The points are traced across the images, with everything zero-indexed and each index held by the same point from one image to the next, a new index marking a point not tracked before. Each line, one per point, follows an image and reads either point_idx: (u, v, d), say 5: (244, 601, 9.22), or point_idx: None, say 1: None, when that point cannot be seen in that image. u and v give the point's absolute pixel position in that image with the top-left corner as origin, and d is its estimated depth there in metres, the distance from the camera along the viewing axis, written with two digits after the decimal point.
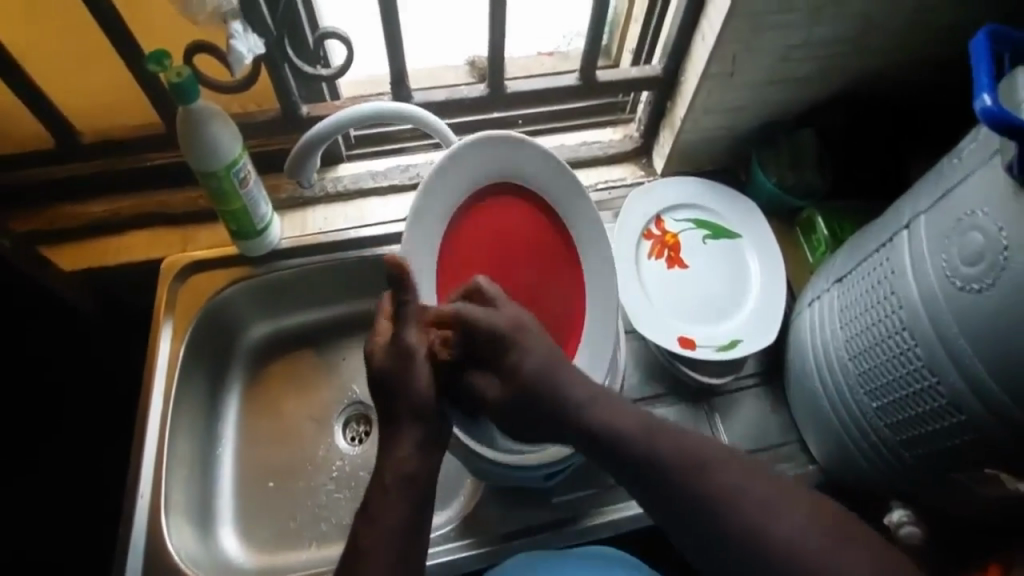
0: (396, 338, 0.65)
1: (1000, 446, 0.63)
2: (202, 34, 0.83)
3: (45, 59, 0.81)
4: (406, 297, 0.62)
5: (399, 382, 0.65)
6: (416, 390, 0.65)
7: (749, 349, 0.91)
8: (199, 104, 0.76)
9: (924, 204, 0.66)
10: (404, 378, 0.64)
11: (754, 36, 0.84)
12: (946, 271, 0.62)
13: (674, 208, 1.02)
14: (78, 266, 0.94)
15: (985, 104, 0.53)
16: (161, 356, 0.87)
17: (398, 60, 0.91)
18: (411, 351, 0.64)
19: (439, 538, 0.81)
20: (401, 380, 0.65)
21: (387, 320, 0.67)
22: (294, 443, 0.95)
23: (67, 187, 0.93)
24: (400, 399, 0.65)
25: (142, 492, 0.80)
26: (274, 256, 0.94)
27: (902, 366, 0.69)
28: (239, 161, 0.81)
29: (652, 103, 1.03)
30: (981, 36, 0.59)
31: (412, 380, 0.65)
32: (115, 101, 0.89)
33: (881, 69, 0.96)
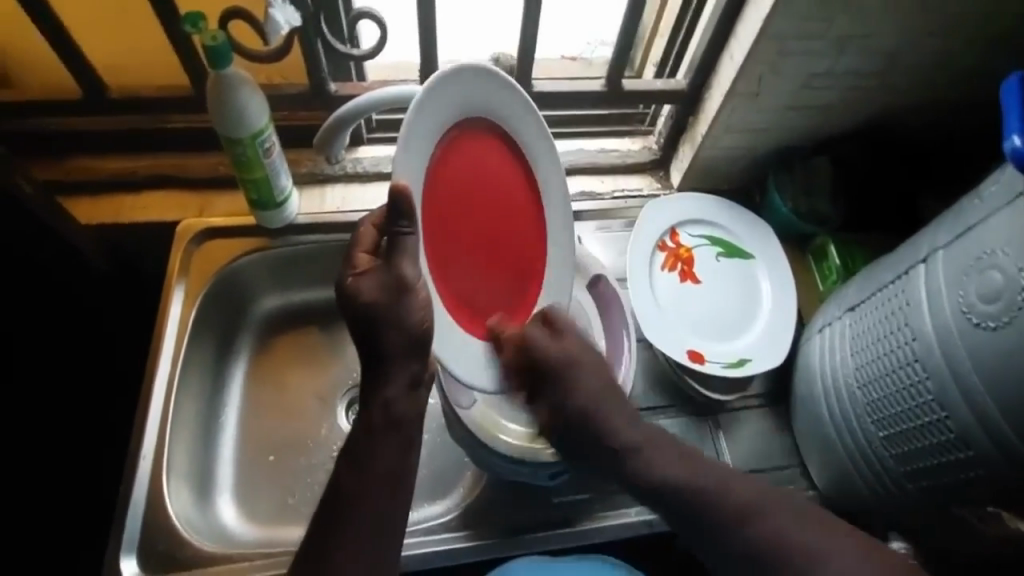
0: (388, 271, 0.59)
1: (1004, 483, 0.65)
2: (238, 0, 0.82)
3: (76, 9, 0.80)
4: (404, 228, 0.57)
5: (390, 317, 0.59)
6: (407, 322, 0.60)
7: (756, 369, 0.93)
8: (232, 70, 0.75)
9: (944, 239, 0.67)
10: (394, 314, 0.59)
11: (784, 59, 0.85)
12: (963, 307, 0.63)
13: (689, 222, 1.03)
14: (94, 221, 0.93)
15: (1015, 145, 0.55)
16: (172, 317, 0.87)
17: (429, 48, 0.91)
18: (404, 285, 0.59)
19: (439, 528, 0.82)
20: (389, 314, 0.60)
21: (368, 254, 0.62)
22: (297, 419, 0.94)
23: (87, 140, 0.92)
24: (387, 331, 0.60)
25: (143, 454, 0.79)
26: (291, 229, 0.94)
27: (912, 398, 0.70)
28: (266, 131, 0.80)
29: (674, 116, 1.04)
30: (1013, 80, 0.61)
31: (403, 314, 0.59)
32: (143, 59, 0.88)
33: (901, 106, 0.98)
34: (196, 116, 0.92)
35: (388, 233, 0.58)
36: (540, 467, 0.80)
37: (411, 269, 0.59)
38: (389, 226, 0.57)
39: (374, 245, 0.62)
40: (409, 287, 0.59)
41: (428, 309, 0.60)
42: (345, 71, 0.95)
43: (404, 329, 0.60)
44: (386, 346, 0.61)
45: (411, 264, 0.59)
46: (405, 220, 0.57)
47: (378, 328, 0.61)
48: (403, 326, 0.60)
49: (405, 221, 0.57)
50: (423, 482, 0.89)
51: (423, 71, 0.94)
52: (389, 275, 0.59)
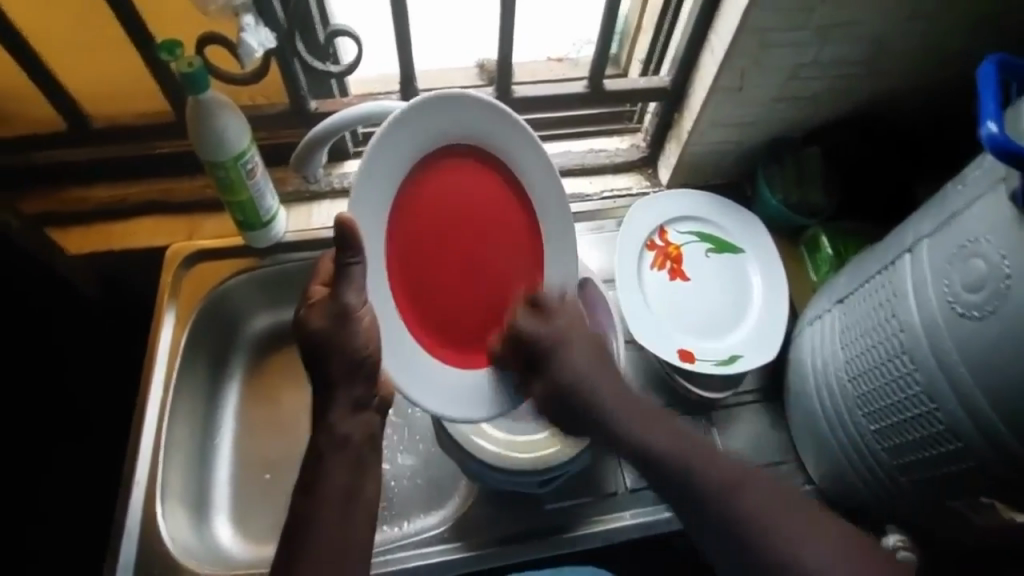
0: (334, 300, 0.62)
1: (995, 476, 0.64)
2: (213, 25, 0.82)
3: (55, 44, 0.81)
4: (351, 259, 0.60)
5: (335, 344, 0.63)
6: (352, 348, 0.63)
7: (747, 365, 0.92)
8: (209, 95, 0.75)
9: (928, 229, 0.66)
10: (340, 339, 0.63)
11: (764, 52, 0.84)
12: (947, 297, 0.62)
13: (678, 220, 1.02)
14: (84, 250, 0.94)
15: (991, 131, 0.53)
16: (163, 341, 0.88)
17: (407, 60, 0.90)
18: (350, 312, 0.62)
19: (432, 539, 0.83)
20: (336, 342, 0.63)
21: (323, 286, 0.66)
22: (292, 437, 0.95)
23: (74, 172, 0.93)
24: (332, 358, 0.64)
25: (137, 480, 0.81)
26: (279, 248, 0.95)
27: (902, 391, 0.69)
28: (247, 153, 0.81)
29: (660, 114, 1.03)
30: (989, 63, 0.59)
31: (351, 340, 0.63)
32: (125, 87, 0.89)
33: (889, 91, 0.96)
34: (179, 140, 0.92)
35: (336, 263, 0.60)
36: (531, 475, 0.80)
37: (355, 297, 0.62)
38: (338, 259, 0.60)
39: (330, 277, 0.67)
40: (352, 315, 0.62)
41: (371, 334, 0.63)
42: (327, 88, 0.95)
43: (347, 356, 0.63)
44: (332, 369, 0.64)
45: (354, 291, 0.62)
46: (349, 250, 0.59)
47: (327, 355, 0.64)
48: (349, 352, 0.63)
49: (350, 253, 0.59)
50: (418, 492, 0.89)
51: (402, 83, 0.94)
52: (338, 304, 0.62)
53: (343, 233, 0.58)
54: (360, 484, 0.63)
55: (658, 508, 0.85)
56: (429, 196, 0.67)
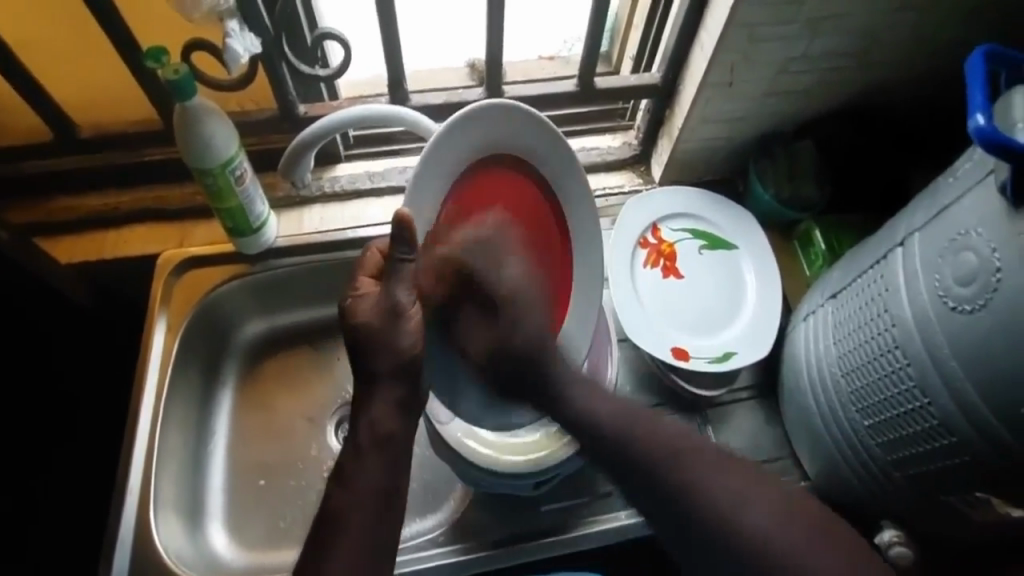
0: (384, 296, 0.62)
1: (988, 469, 0.63)
2: (199, 31, 0.82)
3: (42, 53, 0.81)
4: (405, 256, 0.59)
5: (383, 342, 0.62)
6: (399, 347, 0.62)
7: (741, 362, 0.92)
8: (195, 101, 0.75)
9: (919, 222, 0.65)
10: (386, 338, 0.62)
11: (753, 47, 0.84)
12: (939, 291, 0.61)
13: (670, 217, 1.01)
14: (76, 259, 0.94)
15: (979, 123, 0.53)
16: (155, 349, 0.88)
17: (395, 62, 0.90)
18: (400, 311, 0.62)
19: (428, 543, 0.82)
20: (384, 338, 0.62)
21: (371, 278, 0.66)
22: (286, 443, 0.95)
23: (64, 180, 0.93)
24: (379, 355, 0.63)
25: (131, 488, 0.80)
26: (269, 254, 0.94)
27: (895, 385, 0.69)
28: (235, 160, 0.80)
29: (651, 111, 1.03)
30: (977, 54, 0.59)
31: (399, 337, 0.62)
32: (114, 95, 0.89)
33: (881, 84, 0.95)
34: (169, 148, 0.92)
35: (390, 260, 0.60)
36: (525, 476, 0.80)
37: (405, 295, 0.62)
38: (391, 254, 0.59)
39: (378, 270, 0.66)
40: (403, 311, 0.62)
41: (420, 333, 0.63)
42: (315, 92, 0.95)
43: (395, 354, 0.63)
44: (376, 365, 0.63)
45: (406, 290, 0.62)
46: (404, 247, 0.59)
47: (371, 351, 0.63)
48: (396, 351, 0.63)
49: (405, 249, 0.59)
50: (413, 496, 0.89)
51: (390, 86, 0.93)
52: (390, 297, 0.62)
53: (402, 230, 0.57)
54: (350, 495, 0.62)
55: None
56: (469, 201, 0.69)
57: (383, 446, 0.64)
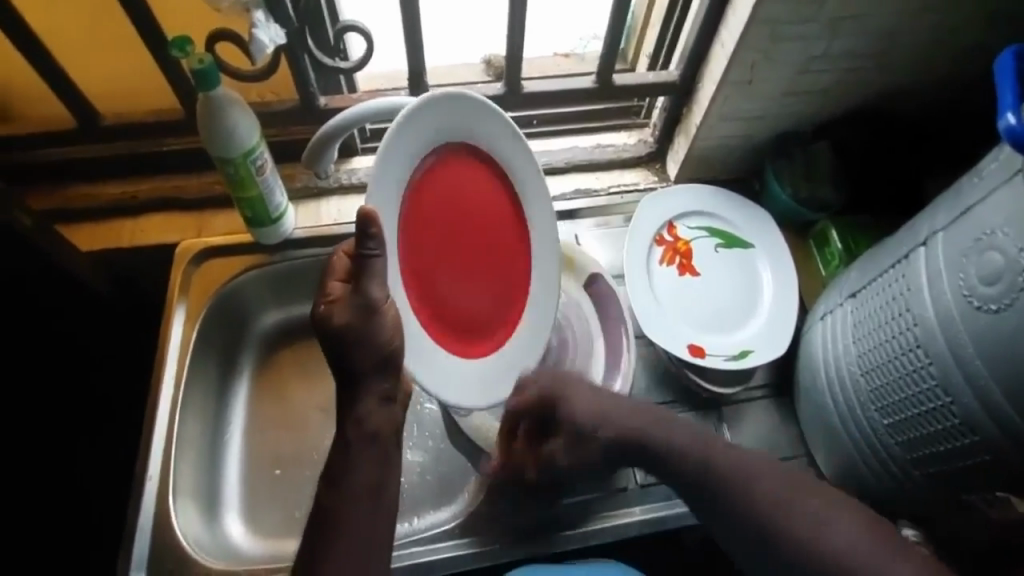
0: (356, 295, 0.59)
1: (1011, 468, 0.63)
2: (223, 21, 0.82)
3: (65, 40, 0.81)
4: (371, 250, 0.57)
5: (361, 339, 0.59)
6: (378, 341, 0.60)
7: (758, 360, 0.92)
8: (219, 91, 0.75)
9: (943, 221, 0.65)
10: (365, 335, 0.59)
11: (774, 45, 0.84)
12: (963, 290, 0.62)
13: (686, 215, 1.02)
14: (93, 247, 0.95)
15: (1008, 123, 0.53)
16: (173, 338, 0.88)
17: (416, 55, 0.90)
18: (374, 307, 0.59)
19: (444, 534, 0.83)
20: (361, 337, 0.59)
21: (341, 282, 0.62)
22: (302, 433, 0.95)
23: (84, 168, 0.93)
24: (357, 354, 0.60)
25: (150, 475, 0.81)
26: (287, 244, 0.95)
27: (916, 385, 0.69)
28: (257, 150, 0.80)
29: (668, 108, 1.03)
30: (1006, 54, 0.59)
31: (375, 335, 0.60)
32: (135, 83, 0.89)
33: (900, 85, 0.95)
34: (188, 137, 0.92)
35: (356, 257, 0.58)
36: (544, 469, 0.80)
37: (379, 291, 0.59)
38: (359, 249, 0.57)
39: (347, 272, 0.63)
40: (376, 308, 0.59)
41: (397, 325, 0.61)
42: (335, 85, 0.95)
43: (375, 350, 0.61)
44: (358, 364, 0.61)
45: (379, 285, 0.59)
46: (372, 242, 0.57)
47: (351, 352, 0.61)
48: (375, 347, 0.60)
49: (370, 242, 0.57)
50: (428, 489, 0.89)
51: (410, 79, 0.94)
52: (359, 296, 0.59)
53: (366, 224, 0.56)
54: (373, 485, 0.62)
55: (668, 503, 0.85)
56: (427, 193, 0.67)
57: (380, 438, 0.64)
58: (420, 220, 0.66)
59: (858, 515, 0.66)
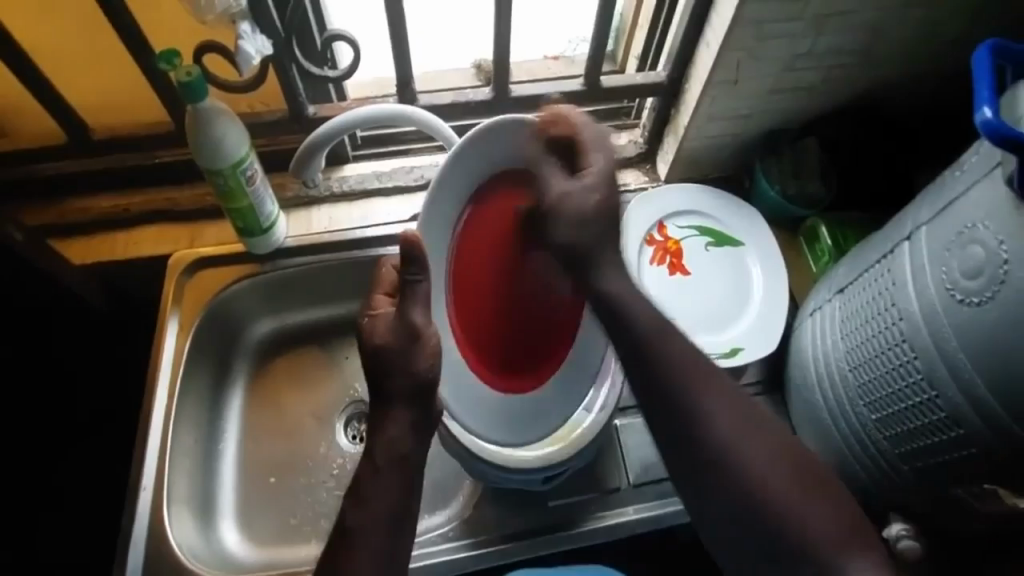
0: (400, 317, 0.61)
1: (997, 460, 0.63)
2: (211, 34, 0.83)
3: (56, 57, 0.82)
4: (416, 276, 0.60)
5: (398, 362, 0.62)
6: (415, 368, 0.62)
7: (750, 357, 0.92)
8: (207, 103, 0.76)
9: (926, 216, 0.65)
10: (403, 359, 0.62)
11: (758, 44, 0.84)
12: (946, 284, 0.62)
13: (675, 214, 1.02)
14: (88, 260, 0.95)
15: (985, 117, 0.53)
16: (167, 348, 0.89)
17: (403, 63, 0.91)
18: (416, 332, 0.61)
19: (438, 538, 0.83)
20: (399, 358, 0.62)
21: (387, 295, 0.66)
22: (296, 441, 0.95)
23: (77, 182, 0.94)
24: (395, 376, 0.62)
25: (145, 485, 0.82)
26: (279, 253, 0.95)
27: (902, 379, 0.69)
28: (246, 160, 0.81)
29: (656, 109, 1.03)
30: (983, 49, 0.59)
31: (413, 361, 0.62)
32: (125, 97, 0.90)
33: (887, 80, 0.96)
34: (180, 148, 0.93)
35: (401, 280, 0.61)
36: (535, 471, 0.81)
37: (420, 315, 0.61)
38: (404, 273, 0.60)
39: (393, 288, 0.67)
40: (419, 334, 0.61)
41: (436, 355, 0.62)
42: (324, 93, 0.96)
43: (411, 375, 0.62)
44: (391, 386, 0.63)
45: (421, 311, 0.61)
46: (416, 268, 0.60)
47: (387, 373, 0.63)
48: (412, 373, 0.62)
49: (416, 270, 0.60)
50: (422, 493, 0.90)
51: (398, 86, 0.94)
52: (404, 321, 0.61)
53: (409, 251, 0.58)
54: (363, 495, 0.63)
55: (661, 502, 0.85)
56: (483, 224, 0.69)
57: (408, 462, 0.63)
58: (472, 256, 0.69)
59: (777, 443, 0.63)
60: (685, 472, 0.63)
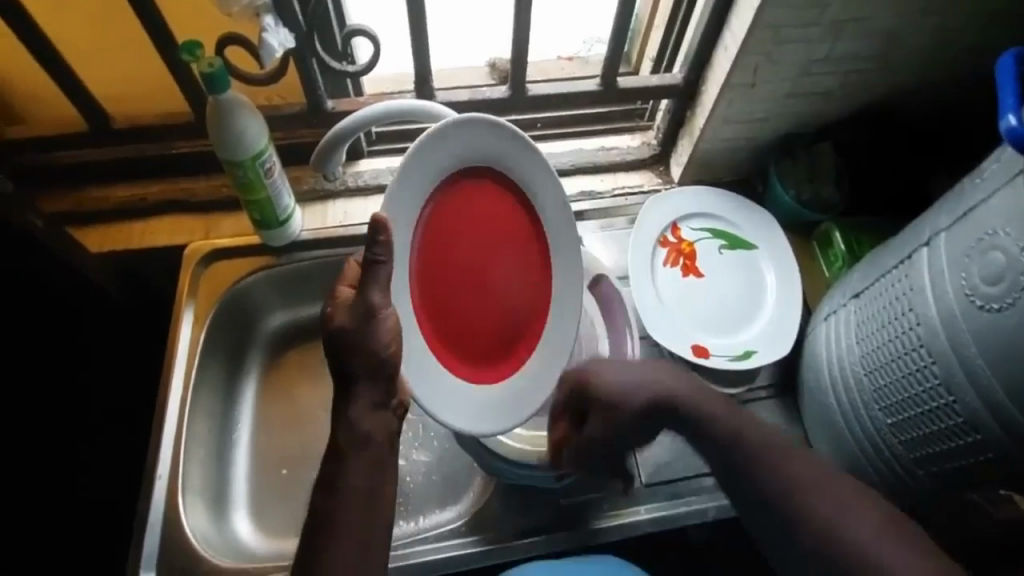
0: (358, 298, 0.59)
1: (1015, 466, 0.64)
2: (233, 26, 0.83)
3: (78, 46, 0.83)
4: (377, 257, 0.58)
5: (357, 343, 0.59)
6: (376, 348, 0.60)
7: (762, 360, 0.92)
8: (229, 95, 0.76)
9: (945, 222, 0.66)
10: (362, 340, 0.59)
11: (777, 48, 0.84)
12: (965, 290, 0.62)
13: (689, 216, 1.02)
14: (103, 249, 0.96)
15: (1010, 124, 0.54)
16: (182, 338, 0.89)
17: (422, 59, 0.91)
18: (375, 313, 0.59)
19: (450, 533, 0.83)
20: (357, 341, 0.59)
21: (349, 287, 0.63)
22: (308, 433, 0.96)
23: (95, 172, 0.94)
24: (354, 356, 0.60)
25: (160, 474, 0.82)
26: (294, 246, 0.96)
27: (918, 384, 0.69)
28: (265, 152, 0.81)
29: (672, 111, 1.04)
30: (1007, 56, 0.59)
31: (372, 340, 0.60)
32: (143, 87, 0.90)
33: (903, 86, 0.96)
34: (197, 140, 0.94)
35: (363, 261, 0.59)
36: (547, 469, 0.81)
37: (379, 297, 0.59)
38: (366, 253, 0.58)
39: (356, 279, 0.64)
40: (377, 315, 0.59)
41: (398, 334, 0.61)
42: (341, 88, 0.96)
43: (373, 357, 0.60)
44: (353, 366, 0.60)
45: (380, 292, 0.59)
46: (379, 248, 0.58)
47: (348, 355, 0.61)
48: (372, 354, 0.60)
49: (377, 249, 0.58)
50: (434, 488, 0.90)
51: (417, 83, 0.95)
52: (363, 301, 0.59)
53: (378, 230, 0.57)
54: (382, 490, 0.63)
55: (673, 503, 0.85)
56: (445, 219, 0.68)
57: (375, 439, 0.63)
58: (434, 250, 0.67)
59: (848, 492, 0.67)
60: (752, 511, 0.69)
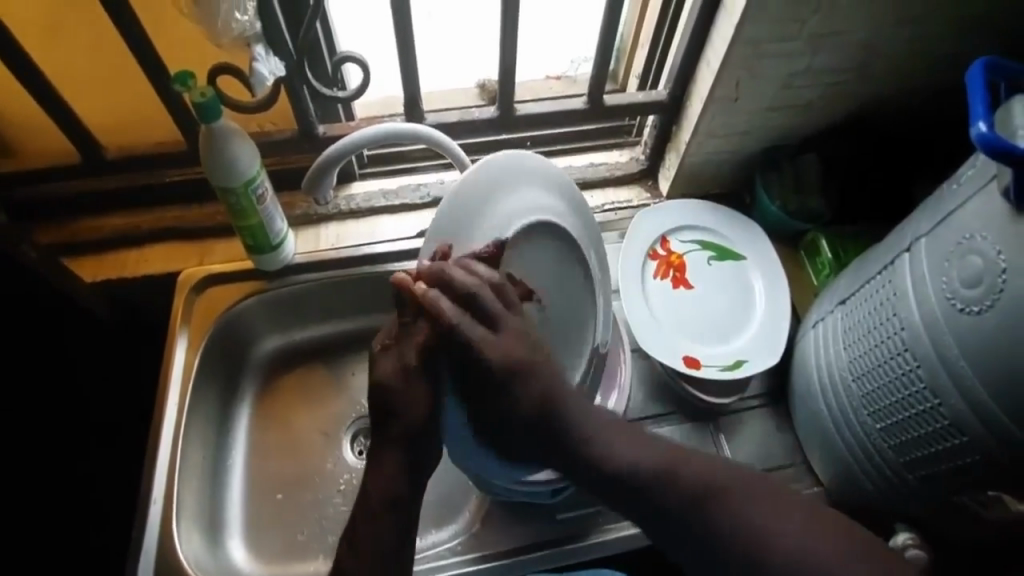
0: (404, 355, 0.59)
1: (1000, 465, 0.64)
2: (225, 57, 0.85)
3: (72, 77, 0.85)
4: (422, 318, 0.59)
5: (400, 403, 0.60)
6: (416, 413, 0.60)
7: (753, 369, 0.93)
8: (221, 122, 0.78)
9: (926, 227, 0.67)
10: (406, 402, 0.60)
11: (757, 63, 0.86)
12: (946, 293, 0.63)
13: (679, 229, 1.04)
14: (97, 278, 0.97)
15: (981, 130, 0.55)
16: (176, 363, 0.90)
17: (411, 82, 0.93)
18: (418, 372, 0.59)
19: (446, 552, 0.83)
20: (401, 400, 0.60)
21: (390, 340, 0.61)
22: (303, 457, 0.96)
23: (88, 201, 0.96)
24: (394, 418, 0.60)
25: (154, 500, 0.82)
26: (288, 269, 0.96)
27: (905, 388, 0.70)
28: (257, 178, 0.82)
29: (658, 126, 1.05)
30: (977, 66, 0.61)
31: (413, 406, 0.60)
32: (137, 117, 0.92)
33: (883, 96, 0.98)
34: (188, 168, 0.95)
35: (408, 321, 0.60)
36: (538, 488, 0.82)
37: (423, 356, 0.59)
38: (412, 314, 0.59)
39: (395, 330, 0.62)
40: (420, 373, 0.59)
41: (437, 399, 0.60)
42: (333, 113, 0.98)
43: (409, 419, 0.60)
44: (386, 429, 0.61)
45: (424, 352, 0.59)
46: (422, 310, 0.58)
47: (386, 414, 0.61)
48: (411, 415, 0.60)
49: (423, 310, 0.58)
50: (429, 508, 0.90)
51: (406, 106, 0.96)
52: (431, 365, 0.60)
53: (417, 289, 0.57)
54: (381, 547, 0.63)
55: None
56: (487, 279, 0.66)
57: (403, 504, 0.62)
58: None
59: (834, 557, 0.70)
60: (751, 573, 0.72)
